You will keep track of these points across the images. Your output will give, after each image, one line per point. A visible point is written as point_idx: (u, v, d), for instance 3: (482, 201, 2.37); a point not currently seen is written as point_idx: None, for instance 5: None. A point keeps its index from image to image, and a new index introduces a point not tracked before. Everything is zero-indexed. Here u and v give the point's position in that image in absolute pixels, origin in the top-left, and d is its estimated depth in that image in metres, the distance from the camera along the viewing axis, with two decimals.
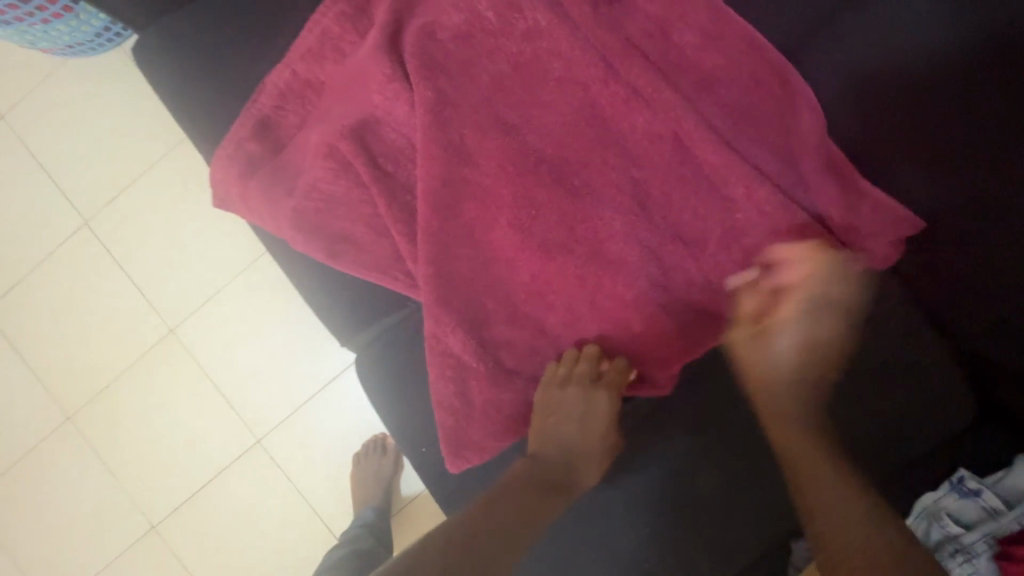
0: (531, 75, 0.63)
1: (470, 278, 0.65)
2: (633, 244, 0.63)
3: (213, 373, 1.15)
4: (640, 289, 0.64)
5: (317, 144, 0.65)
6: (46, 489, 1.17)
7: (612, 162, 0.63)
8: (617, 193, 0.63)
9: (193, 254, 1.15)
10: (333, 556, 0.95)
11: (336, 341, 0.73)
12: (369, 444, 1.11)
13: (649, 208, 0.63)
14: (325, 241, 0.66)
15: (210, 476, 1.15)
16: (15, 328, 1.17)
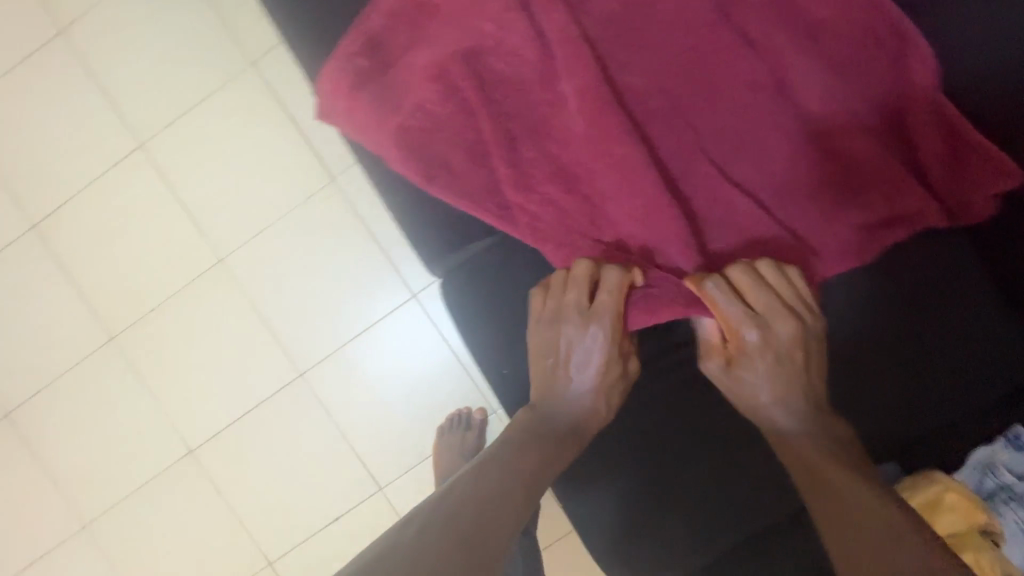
0: (643, 13, 0.64)
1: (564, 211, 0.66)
2: (729, 187, 0.64)
3: (261, 306, 1.16)
4: (726, 232, 0.65)
5: (426, 66, 0.66)
6: (85, 407, 1.18)
7: (716, 105, 0.64)
8: (716, 137, 0.64)
9: (248, 186, 1.15)
10: None
11: (423, 263, 0.74)
12: (455, 418, 1.12)
13: (745, 154, 0.64)
14: (424, 162, 0.67)
15: (250, 406, 1.17)
16: (62, 244, 1.17)
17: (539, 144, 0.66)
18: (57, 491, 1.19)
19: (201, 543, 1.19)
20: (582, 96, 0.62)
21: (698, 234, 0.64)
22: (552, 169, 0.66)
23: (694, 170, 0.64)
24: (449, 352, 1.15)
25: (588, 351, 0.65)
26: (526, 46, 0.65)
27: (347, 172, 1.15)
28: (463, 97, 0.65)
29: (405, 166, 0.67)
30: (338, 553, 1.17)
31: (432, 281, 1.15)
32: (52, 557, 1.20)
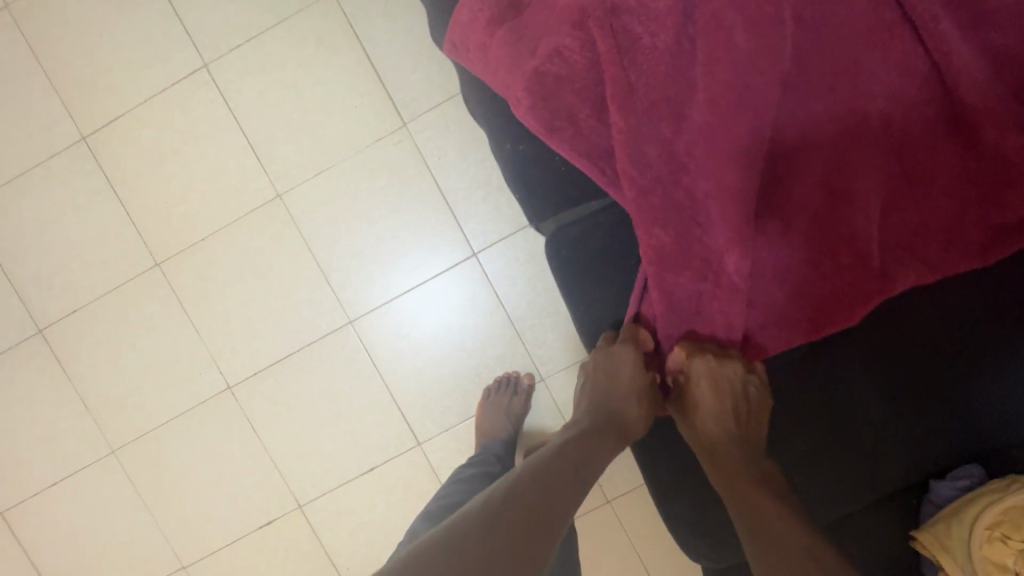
0: None
1: (692, 178, 0.63)
2: (868, 171, 0.62)
3: (316, 247, 1.13)
4: (863, 217, 0.62)
5: (568, 10, 0.63)
6: (122, 331, 1.15)
7: (864, 84, 0.62)
8: (861, 117, 0.62)
9: (315, 122, 1.11)
10: (464, 473, 0.99)
11: (533, 220, 0.75)
12: (502, 381, 1.11)
13: (889, 139, 0.62)
14: (552, 111, 0.64)
15: (294, 348, 1.15)
16: (114, 161, 1.12)
17: (659, 116, 0.63)
18: (89, 414, 1.17)
19: (230, 481, 1.17)
20: (733, 58, 0.60)
21: (830, 214, 0.63)
22: (666, 149, 0.63)
23: (828, 153, 0.63)
24: (503, 316, 1.13)
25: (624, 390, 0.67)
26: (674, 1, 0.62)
27: (420, 118, 1.10)
28: (602, 46, 0.62)
29: (532, 113, 0.64)
30: (370, 504, 1.16)
31: (495, 242, 1.12)
32: (80, 479, 1.18)
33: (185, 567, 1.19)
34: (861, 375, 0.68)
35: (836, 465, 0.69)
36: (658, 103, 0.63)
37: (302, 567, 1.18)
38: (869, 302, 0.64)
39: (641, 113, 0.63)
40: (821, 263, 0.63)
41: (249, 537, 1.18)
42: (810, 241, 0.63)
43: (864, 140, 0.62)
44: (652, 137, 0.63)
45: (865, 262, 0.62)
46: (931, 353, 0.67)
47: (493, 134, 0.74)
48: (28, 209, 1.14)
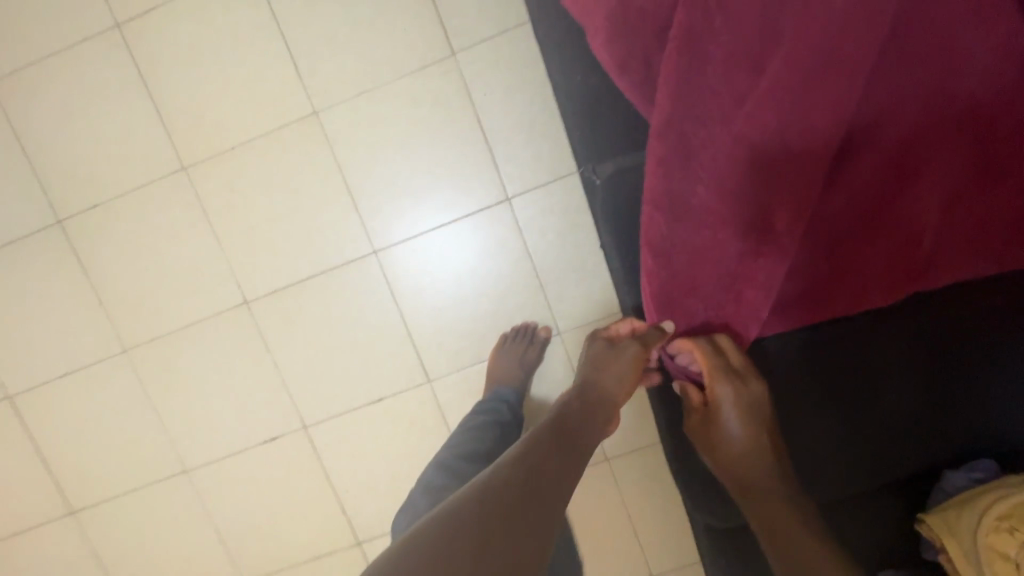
0: None
1: (756, 136, 0.57)
2: (946, 158, 0.59)
3: (348, 172, 1.10)
4: (928, 207, 0.60)
5: None
6: (143, 232, 1.13)
7: (966, 58, 0.57)
8: (956, 95, 0.58)
9: (360, 39, 1.06)
10: (471, 423, 1.00)
11: (590, 161, 0.74)
12: (518, 332, 1.11)
13: (979, 124, 0.58)
14: (627, 48, 0.63)
15: (315, 272, 1.14)
16: (148, 54, 1.08)
17: (738, 63, 0.58)
18: (104, 310, 1.16)
19: (239, 394, 1.19)
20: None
21: (896, 200, 0.60)
22: (737, 100, 0.59)
23: (907, 128, 0.59)
24: (529, 265, 1.12)
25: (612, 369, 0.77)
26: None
27: (470, 49, 1.06)
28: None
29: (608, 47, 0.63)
30: (374, 433, 1.18)
31: (531, 189, 1.10)
32: (90, 374, 1.19)
33: (187, 471, 1.21)
34: (906, 364, 0.67)
35: (859, 446, 0.69)
36: (733, 47, 0.58)
37: (301, 485, 1.21)
38: (907, 286, 0.63)
39: (707, 61, 0.59)
40: (873, 249, 0.62)
41: (252, 450, 1.20)
42: (865, 224, 0.62)
43: (951, 117, 0.58)
44: (718, 86, 0.59)
45: (914, 247, 0.61)
46: (982, 346, 0.65)
47: (560, 67, 0.72)
48: (55, 93, 1.10)
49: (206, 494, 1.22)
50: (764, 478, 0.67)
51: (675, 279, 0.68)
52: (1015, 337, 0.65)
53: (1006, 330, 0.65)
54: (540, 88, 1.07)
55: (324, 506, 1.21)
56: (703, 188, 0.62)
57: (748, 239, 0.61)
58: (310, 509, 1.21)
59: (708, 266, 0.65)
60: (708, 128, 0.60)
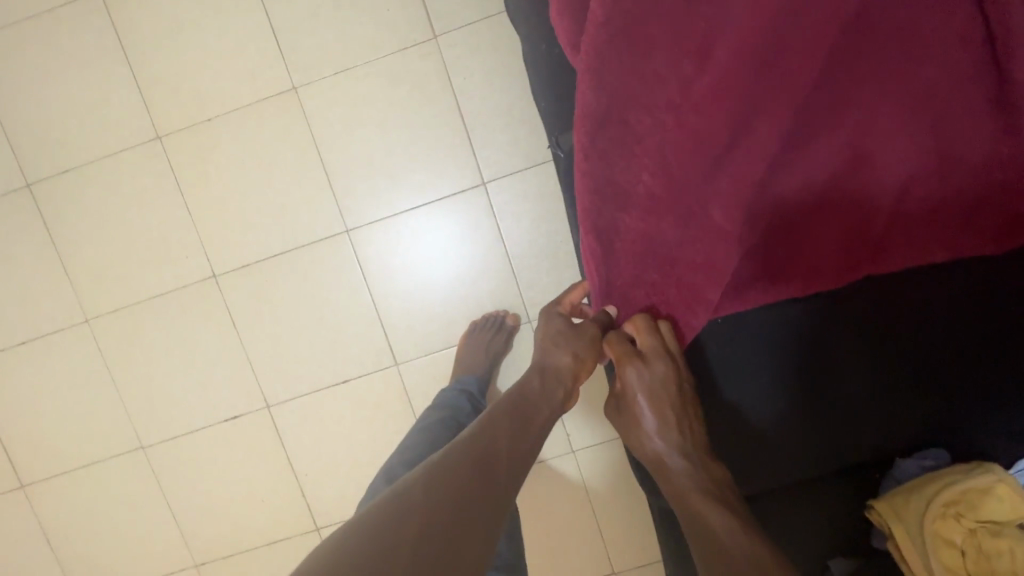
0: None
1: (701, 124, 0.61)
2: (892, 150, 0.61)
3: (324, 150, 1.10)
4: (876, 197, 0.62)
5: None
6: (112, 200, 1.12)
7: (899, 57, 0.60)
8: (895, 93, 0.61)
9: (343, 17, 1.07)
10: (431, 417, 0.98)
11: (553, 134, 0.73)
12: (487, 319, 1.10)
13: (920, 119, 0.61)
14: (582, 24, 0.64)
15: (285, 249, 1.12)
16: (129, 21, 1.07)
17: (700, 45, 0.60)
18: (68, 278, 1.14)
19: (202, 370, 1.16)
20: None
21: (840, 191, 0.63)
22: (683, 89, 0.62)
23: (860, 115, 0.61)
24: (501, 251, 1.11)
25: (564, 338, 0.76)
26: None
27: (451, 33, 1.07)
28: None
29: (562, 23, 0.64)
30: (338, 415, 1.16)
31: (506, 174, 1.10)
32: (50, 343, 1.16)
33: (144, 448, 1.19)
34: (856, 344, 0.66)
35: (810, 426, 0.69)
36: (688, 35, 0.61)
37: (261, 466, 1.18)
38: (862, 268, 0.63)
39: (659, 49, 0.62)
40: (817, 239, 0.64)
41: (212, 429, 1.18)
42: (811, 215, 0.63)
43: (900, 106, 0.61)
44: (672, 73, 0.62)
45: (866, 229, 0.63)
46: (928, 330, 0.65)
47: (529, 40, 0.72)
48: (31, 55, 1.09)
49: (161, 472, 1.19)
50: (675, 466, 0.66)
51: (625, 263, 0.71)
52: (960, 321, 0.65)
53: (954, 314, 0.65)
54: (520, 75, 1.08)
55: (282, 489, 1.18)
56: (649, 174, 0.65)
57: (691, 226, 0.65)
58: (268, 492, 1.18)
59: (651, 252, 0.68)
60: (658, 117, 0.63)
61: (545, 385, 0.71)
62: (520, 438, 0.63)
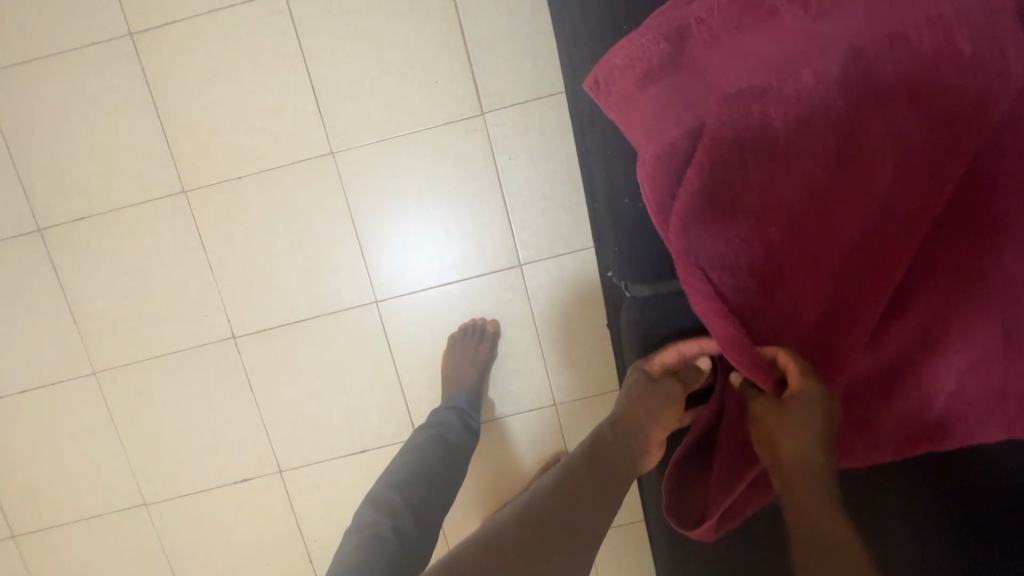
0: (967, 119, 0.56)
1: (785, 292, 0.61)
2: (966, 334, 0.59)
3: (358, 217, 1.07)
4: (939, 378, 0.61)
5: (719, 94, 0.60)
6: (130, 251, 1.07)
7: (982, 241, 0.59)
8: (973, 276, 0.59)
9: (388, 85, 1.03)
10: (421, 436, 1.01)
11: (622, 279, 0.74)
12: (466, 329, 1.08)
13: (1007, 307, 0.58)
14: (673, 187, 0.61)
15: (311, 314, 1.09)
16: (160, 69, 1.02)
17: (787, 219, 0.60)
18: (76, 327, 1.09)
19: (213, 430, 1.13)
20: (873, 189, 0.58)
21: (903, 370, 0.62)
22: (769, 255, 0.60)
23: (933, 299, 0.60)
24: (532, 332, 1.10)
25: (657, 404, 0.68)
26: (837, 105, 0.58)
27: (499, 111, 1.04)
28: (727, 142, 0.59)
29: (657, 185, 0.60)
30: (352, 485, 1.14)
31: (544, 258, 1.08)
32: (53, 393, 1.11)
33: (146, 505, 1.14)
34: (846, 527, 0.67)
35: None
36: (777, 205, 0.60)
37: (269, 530, 1.15)
38: (921, 447, 0.63)
39: (752, 212, 0.60)
40: (880, 412, 0.64)
41: (220, 490, 1.14)
42: (873, 385, 0.64)
43: (977, 294, 0.59)
44: (761, 238, 0.60)
45: (926, 409, 0.62)
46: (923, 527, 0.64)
47: (603, 175, 0.70)
48: (51, 94, 1.03)
49: (163, 531, 1.15)
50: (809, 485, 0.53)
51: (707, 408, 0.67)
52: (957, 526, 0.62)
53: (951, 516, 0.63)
54: (567, 159, 1.05)
55: (289, 554, 1.16)
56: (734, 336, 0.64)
57: None
58: (274, 555, 1.16)
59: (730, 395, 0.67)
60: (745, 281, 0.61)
61: (623, 440, 0.67)
62: (603, 485, 0.62)
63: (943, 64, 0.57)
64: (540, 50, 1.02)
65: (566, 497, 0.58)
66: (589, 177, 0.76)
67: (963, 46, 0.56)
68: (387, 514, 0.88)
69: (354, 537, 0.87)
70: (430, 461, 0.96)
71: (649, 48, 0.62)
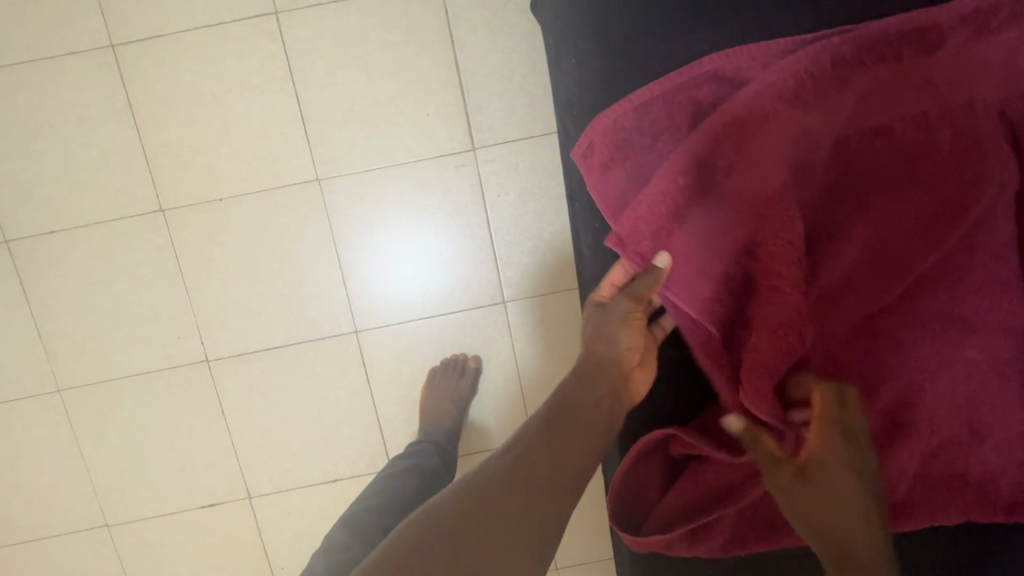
0: (936, 214, 0.57)
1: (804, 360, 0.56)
2: (930, 425, 0.59)
3: (341, 246, 1.05)
4: (903, 462, 0.60)
5: (691, 166, 0.60)
6: (102, 269, 1.03)
7: (944, 333, 0.58)
8: (939, 368, 0.59)
9: (378, 114, 1.01)
10: (398, 466, 0.99)
11: None
12: (449, 363, 1.07)
13: (966, 400, 0.59)
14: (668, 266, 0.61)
15: (288, 340, 1.07)
16: (141, 84, 0.99)
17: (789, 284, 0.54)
18: (41, 344, 1.05)
19: (181, 454, 1.10)
20: (837, 273, 0.59)
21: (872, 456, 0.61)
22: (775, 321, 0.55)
23: (911, 377, 0.59)
24: (512, 369, 1.10)
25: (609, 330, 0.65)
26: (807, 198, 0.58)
27: (491, 148, 1.03)
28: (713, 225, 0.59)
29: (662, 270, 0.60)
30: (323, 514, 1.12)
31: (528, 296, 1.07)
32: (13, 410, 1.07)
33: (108, 527, 1.11)
34: None
35: None
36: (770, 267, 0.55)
37: (235, 556, 1.13)
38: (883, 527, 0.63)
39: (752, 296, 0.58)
40: None
41: (186, 514, 1.12)
42: None
43: (950, 384, 0.59)
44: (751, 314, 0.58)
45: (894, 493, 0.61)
46: None
47: (593, 242, 0.72)
48: (25, 103, 0.99)
49: (125, 553, 1.12)
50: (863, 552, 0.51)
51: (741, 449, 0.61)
52: None
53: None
54: (556, 199, 1.05)
55: None
56: None
57: None
58: None
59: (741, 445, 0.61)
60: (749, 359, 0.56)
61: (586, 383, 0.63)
62: (566, 453, 0.56)
63: (918, 159, 0.58)
64: (536, 90, 1.02)
65: (515, 470, 0.52)
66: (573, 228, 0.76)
67: (942, 142, 0.57)
68: (361, 538, 0.86)
69: (324, 559, 0.84)
70: (406, 493, 0.93)
71: (630, 137, 0.64)
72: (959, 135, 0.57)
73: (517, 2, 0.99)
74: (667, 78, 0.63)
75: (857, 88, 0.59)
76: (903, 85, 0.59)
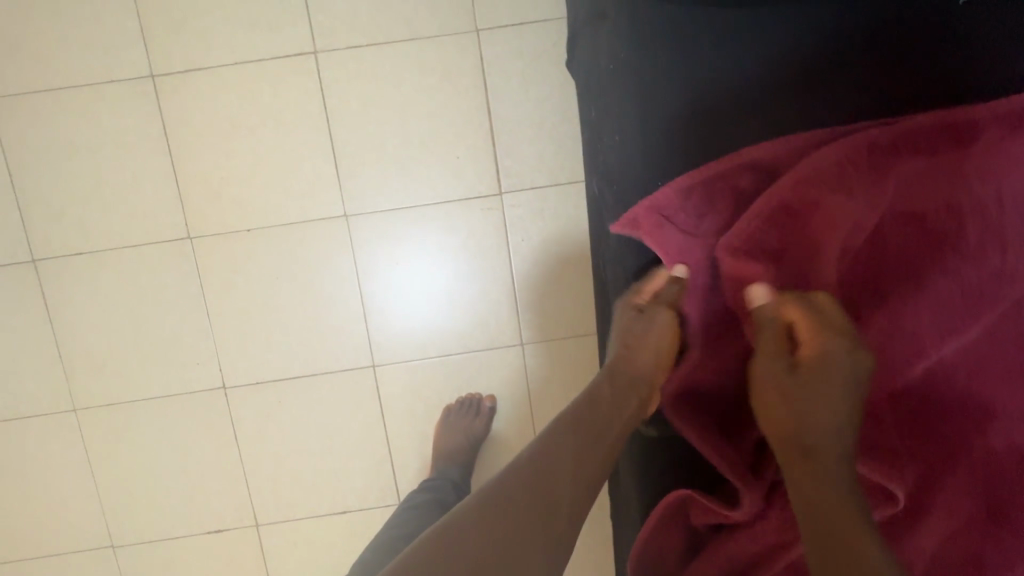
0: (959, 306, 0.57)
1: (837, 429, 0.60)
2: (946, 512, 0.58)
3: (365, 281, 1.06)
4: (918, 547, 0.59)
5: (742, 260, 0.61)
6: (127, 292, 1.04)
7: (965, 422, 0.58)
8: (957, 456, 0.58)
9: (409, 155, 1.03)
10: (415, 501, 1.00)
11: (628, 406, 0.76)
12: (465, 402, 1.08)
13: (985, 491, 0.58)
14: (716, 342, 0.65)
15: (306, 371, 1.08)
16: (178, 114, 1.00)
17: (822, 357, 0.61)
18: (61, 362, 1.06)
19: (191, 479, 1.10)
20: None
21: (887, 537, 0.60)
22: None
23: (929, 463, 0.59)
24: (526, 410, 1.10)
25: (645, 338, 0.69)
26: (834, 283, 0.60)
27: (518, 193, 1.04)
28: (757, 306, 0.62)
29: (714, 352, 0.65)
30: (329, 545, 1.12)
31: (547, 339, 1.08)
32: (27, 427, 1.07)
33: (113, 547, 1.11)
34: None
35: None
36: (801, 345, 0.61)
37: None
38: None
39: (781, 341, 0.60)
40: None
41: (192, 539, 1.12)
42: None
43: (968, 472, 0.58)
44: None
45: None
46: None
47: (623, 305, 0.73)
48: (62, 126, 1.00)
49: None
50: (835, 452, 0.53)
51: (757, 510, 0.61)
52: None
53: None
54: (579, 246, 1.06)
55: None
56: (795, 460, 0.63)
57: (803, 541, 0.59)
58: None
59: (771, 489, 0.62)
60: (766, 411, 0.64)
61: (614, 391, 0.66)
62: (586, 451, 0.58)
63: (946, 252, 0.58)
64: (565, 139, 1.03)
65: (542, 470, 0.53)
66: (606, 304, 0.82)
67: (969, 236, 0.57)
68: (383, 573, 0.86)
69: None
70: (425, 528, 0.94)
71: (674, 215, 0.66)
72: (991, 230, 0.57)
73: (551, 53, 1.01)
74: (707, 165, 0.63)
75: (895, 178, 0.59)
76: (939, 181, 0.58)
